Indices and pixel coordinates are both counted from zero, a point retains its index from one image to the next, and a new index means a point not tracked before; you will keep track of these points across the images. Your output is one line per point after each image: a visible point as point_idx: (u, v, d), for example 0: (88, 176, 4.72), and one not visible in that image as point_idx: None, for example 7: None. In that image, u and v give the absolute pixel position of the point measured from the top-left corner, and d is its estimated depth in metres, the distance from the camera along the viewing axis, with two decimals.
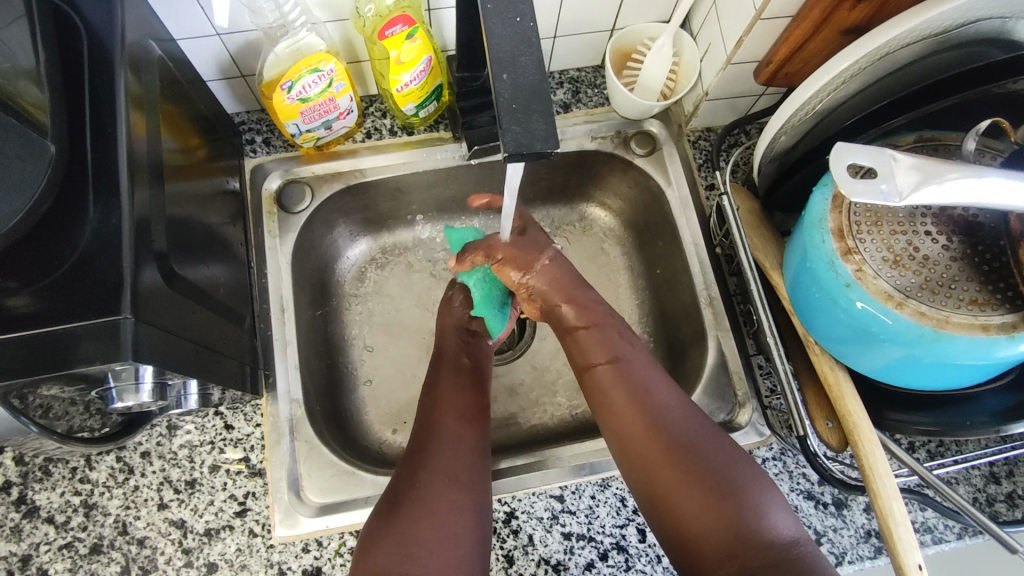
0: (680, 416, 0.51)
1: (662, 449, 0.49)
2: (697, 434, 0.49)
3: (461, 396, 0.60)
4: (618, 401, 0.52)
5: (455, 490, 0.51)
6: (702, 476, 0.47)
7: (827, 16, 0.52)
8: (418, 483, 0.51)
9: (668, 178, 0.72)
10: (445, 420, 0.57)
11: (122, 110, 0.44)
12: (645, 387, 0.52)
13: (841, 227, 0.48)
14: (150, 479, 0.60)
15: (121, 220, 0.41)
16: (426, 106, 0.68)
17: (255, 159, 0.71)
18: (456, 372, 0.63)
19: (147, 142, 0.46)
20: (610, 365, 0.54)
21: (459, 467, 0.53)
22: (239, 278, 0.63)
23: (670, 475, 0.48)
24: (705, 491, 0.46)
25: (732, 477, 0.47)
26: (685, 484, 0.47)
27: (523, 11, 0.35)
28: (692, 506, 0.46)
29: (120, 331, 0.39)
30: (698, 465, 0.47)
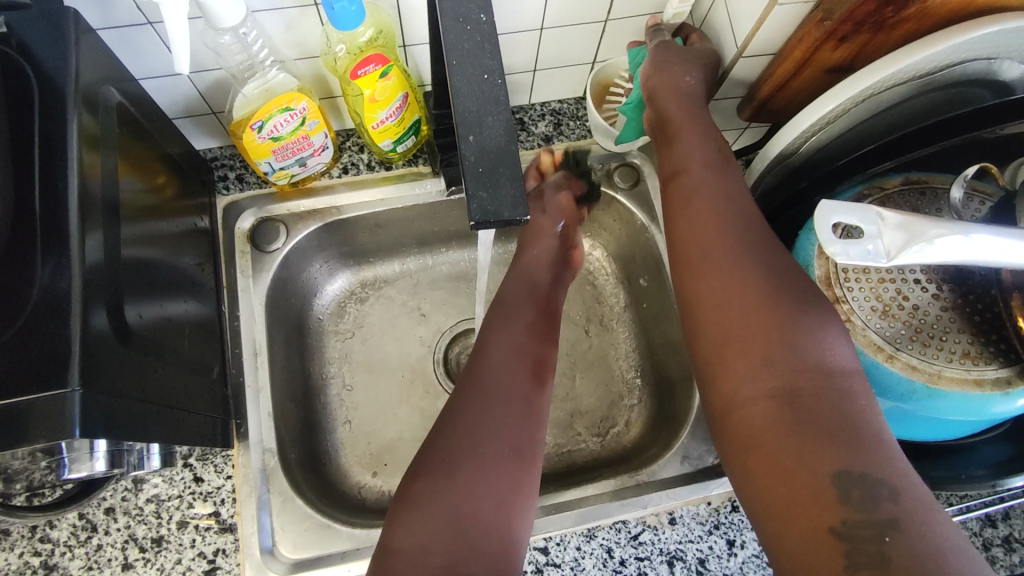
0: (738, 222, 0.48)
1: (717, 258, 0.46)
2: (755, 241, 0.46)
3: (529, 356, 0.56)
4: (694, 211, 0.49)
5: (516, 460, 0.49)
6: (753, 291, 0.44)
7: (810, 56, 0.50)
8: (483, 446, 0.48)
9: (652, 214, 0.71)
10: (508, 376, 0.53)
11: (74, 156, 0.41)
12: (723, 214, 0.48)
13: (828, 274, 0.46)
14: (114, 538, 0.57)
15: (72, 281, 0.39)
16: (404, 141, 0.67)
17: (228, 197, 0.69)
18: (529, 324, 0.59)
19: (102, 185, 0.44)
20: (707, 208, 0.49)
21: (521, 440, 0.50)
22: (210, 322, 0.61)
23: (734, 306, 0.44)
24: (756, 311, 0.43)
25: (799, 298, 0.43)
26: (749, 316, 0.43)
27: (490, 67, 0.34)
28: (740, 327, 0.43)
29: (66, 405, 0.37)
30: (764, 290, 0.43)
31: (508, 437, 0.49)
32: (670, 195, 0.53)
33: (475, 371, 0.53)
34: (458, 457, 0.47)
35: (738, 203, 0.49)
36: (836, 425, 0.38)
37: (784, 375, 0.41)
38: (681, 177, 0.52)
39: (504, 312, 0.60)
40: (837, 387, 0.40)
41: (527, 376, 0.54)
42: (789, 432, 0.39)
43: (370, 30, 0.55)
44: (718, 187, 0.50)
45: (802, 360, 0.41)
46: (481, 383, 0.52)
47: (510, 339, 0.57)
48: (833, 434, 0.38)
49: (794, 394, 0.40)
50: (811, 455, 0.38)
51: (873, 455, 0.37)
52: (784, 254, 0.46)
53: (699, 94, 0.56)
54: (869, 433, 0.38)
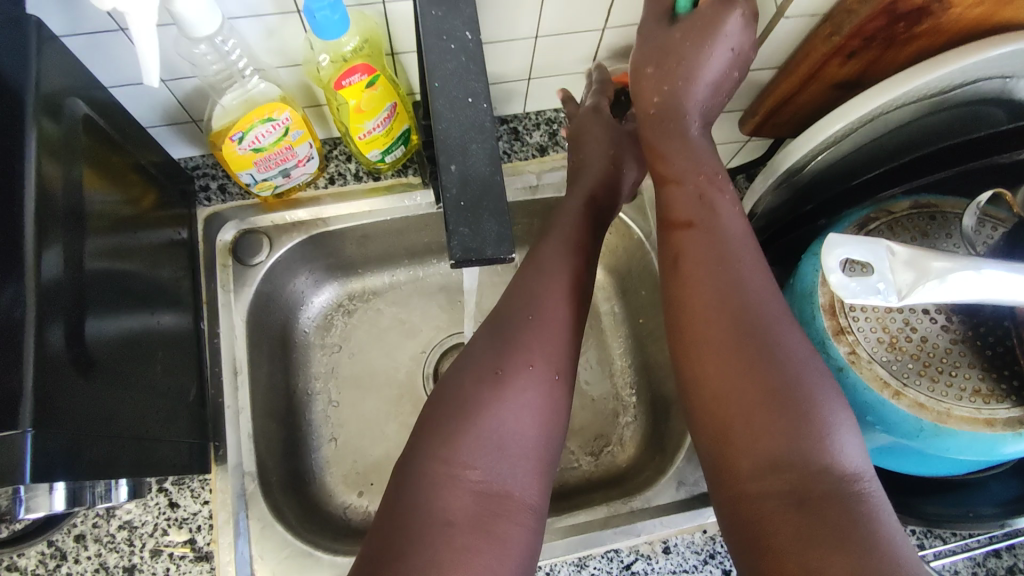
0: (745, 291, 0.43)
1: (722, 336, 0.42)
2: (764, 316, 0.42)
3: (580, 280, 0.50)
4: (697, 276, 0.44)
5: (558, 381, 0.45)
6: (761, 379, 0.40)
7: (816, 72, 0.48)
8: (533, 366, 0.45)
9: (648, 229, 0.69)
10: (554, 299, 0.48)
11: (32, 174, 0.38)
12: (725, 279, 0.43)
13: (833, 302, 0.44)
14: (84, 566, 0.55)
15: (26, 309, 0.36)
16: (393, 151, 0.64)
17: (209, 208, 0.66)
18: (574, 238, 0.52)
19: (62, 202, 0.41)
20: (706, 268, 0.44)
21: (564, 356, 0.46)
22: (187, 339, 0.58)
23: (738, 395, 0.40)
24: (764, 401, 0.39)
25: (807, 385, 0.40)
26: (756, 408, 0.39)
27: (475, 91, 0.31)
28: (746, 418, 0.40)
29: (16, 448, 0.34)
30: (772, 379, 0.40)
31: (551, 351, 0.46)
32: (665, 240, 0.47)
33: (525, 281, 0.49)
34: (504, 385, 0.44)
35: (742, 261, 0.44)
36: (851, 532, 0.35)
37: (794, 476, 0.38)
38: (673, 186, 0.47)
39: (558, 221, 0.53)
40: (848, 489, 0.37)
41: (574, 301, 0.49)
42: (799, 538, 0.36)
43: (355, 39, 0.53)
44: (721, 242, 0.45)
45: (814, 461, 0.37)
46: (526, 307, 0.47)
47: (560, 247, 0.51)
48: (846, 542, 0.35)
49: (804, 499, 0.37)
50: (822, 562, 0.35)
51: (890, 564, 0.34)
52: (795, 331, 0.42)
53: (683, 112, 0.49)
54: (885, 541, 0.35)
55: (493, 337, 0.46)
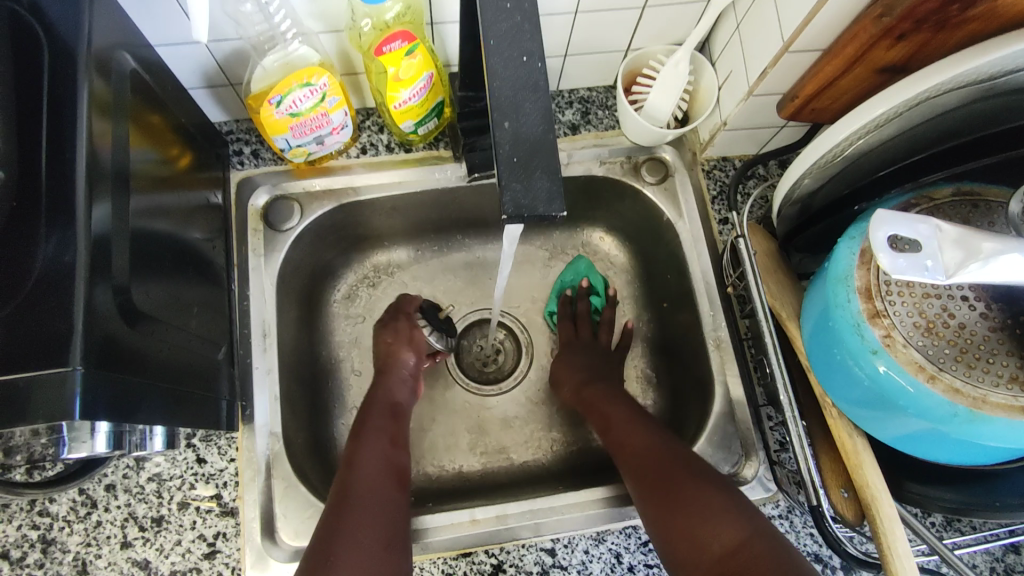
0: (639, 440, 0.56)
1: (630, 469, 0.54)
2: (654, 450, 0.54)
3: (393, 458, 0.58)
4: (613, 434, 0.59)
5: (390, 496, 0.54)
6: (655, 484, 0.51)
7: (862, 54, 0.47)
8: (365, 481, 0.54)
9: (679, 210, 0.69)
10: (378, 481, 0.54)
11: (84, 130, 0.39)
12: (635, 429, 0.58)
13: (869, 286, 0.44)
14: (114, 515, 0.56)
15: (76, 255, 0.37)
16: (426, 123, 0.64)
17: (242, 171, 0.67)
18: (390, 431, 0.60)
19: (108, 162, 0.41)
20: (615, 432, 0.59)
21: (388, 482, 0.55)
22: (218, 302, 0.59)
23: (659, 495, 0.50)
24: (661, 501, 0.50)
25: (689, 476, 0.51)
26: (672, 498, 0.49)
27: (529, 49, 0.31)
28: (667, 527, 0.49)
29: (66, 384, 0.35)
30: (690, 490, 0.49)
31: (377, 478, 0.55)
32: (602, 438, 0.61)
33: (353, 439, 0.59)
34: (359, 524, 0.50)
35: (637, 437, 0.57)
36: None
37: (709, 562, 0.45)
38: (593, 394, 0.64)
39: (378, 404, 0.63)
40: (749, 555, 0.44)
41: (392, 476, 0.56)
42: None
43: (398, 6, 0.53)
44: (631, 412, 0.60)
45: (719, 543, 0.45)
46: (354, 473, 0.54)
47: (379, 424, 0.60)
48: None
49: None
50: None
51: None
52: (683, 455, 0.53)
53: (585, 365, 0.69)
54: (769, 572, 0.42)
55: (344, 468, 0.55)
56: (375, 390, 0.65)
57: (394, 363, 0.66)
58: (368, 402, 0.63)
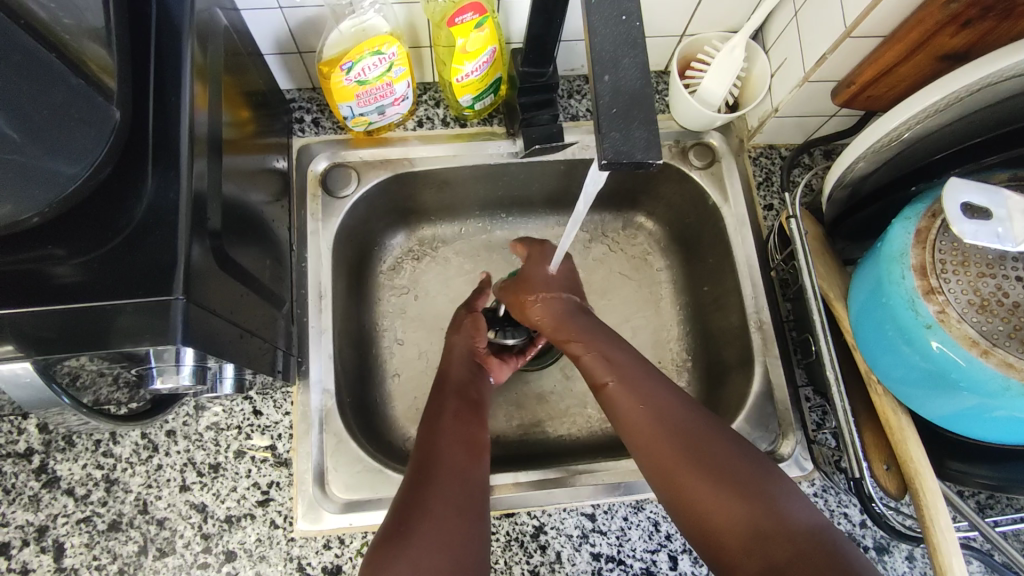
0: (673, 403, 0.52)
1: (655, 433, 0.50)
2: (686, 415, 0.51)
3: (462, 432, 0.56)
4: (627, 408, 0.53)
5: (468, 475, 0.52)
6: (690, 449, 0.48)
7: (926, 39, 0.49)
8: (447, 459, 0.52)
9: (725, 195, 0.70)
10: (455, 459, 0.53)
11: (187, 81, 0.41)
12: (668, 407, 0.52)
13: (924, 264, 0.46)
14: (174, 459, 0.59)
15: (177, 196, 0.39)
16: (483, 99, 0.66)
17: (303, 138, 0.69)
18: (459, 410, 0.59)
19: (208, 117, 0.43)
20: (628, 395, 0.53)
21: (464, 461, 0.53)
22: (281, 261, 0.61)
23: (694, 468, 0.47)
24: (702, 470, 0.47)
25: (721, 447, 0.48)
26: (715, 479, 0.46)
27: (628, 9, 0.33)
28: (708, 499, 0.46)
29: (169, 312, 0.37)
30: (731, 463, 0.47)
31: (454, 459, 0.53)
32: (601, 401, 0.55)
33: (428, 421, 0.58)
34: (437, 507, 0.48)
35: (670, 399, 0.52)
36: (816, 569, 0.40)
37: (751, 533, 0.43)
38: (583, 358, 0.58)
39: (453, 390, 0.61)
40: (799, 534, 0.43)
41: (470, 453, 0.54)
42: None
43: None
44: (672, 390, 0.53)
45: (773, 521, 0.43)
46: (430, 453, 0.53)
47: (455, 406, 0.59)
48: None
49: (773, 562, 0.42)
50: None
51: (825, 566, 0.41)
52: (720, 429, 0.50)
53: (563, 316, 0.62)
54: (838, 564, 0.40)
55: (423, 448, 0.54)
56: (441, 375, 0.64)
57: (451, 357, 0.67)
58: (436, 384, 0.63)
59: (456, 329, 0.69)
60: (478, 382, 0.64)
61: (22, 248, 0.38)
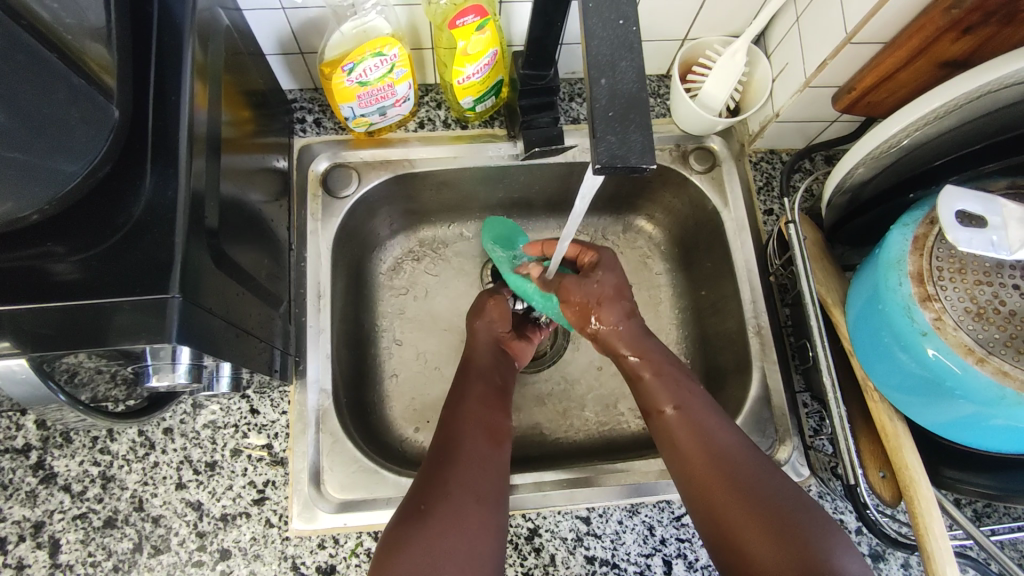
0: (730, 440, 0.51)
1: (707, 468, 0.50)
2: (743, 455, 0.50)
3: (487, 418, 0.56)
4: (683, 438, 0.52)
5: (490, 463, 0.53)
6: (743, 490, 0.48)
7: (927, 46, 0.49)
8: (469, 446, 0.53)
9: (724, 199, 0.70)
10: (477, 443, 0.54)
11: (187, 79, 0.41)
12: (724, 444, 0.51)
13: (921, 271, 0.46)
14: (170, 457, 0.59)
15: (175, 195, 0.39)
16: (484, 101, 0.66)
17: (304, 138, 0.69)
18: (484, 396, 0.59)
19: (207, 116, 0.43)
20: (687, 425, 0.53)
21: (487, 447, 0.54)
22: (280, 261, 0.61)
23: (745, 511, 0.47)
24: (754, 514, 0.46)
25: (775, 493, 0.48)
26: (765, 525, 0.46)
27: (626, 13, 0.33)
28: (756, 543, 0.45)
29: (166, 310, 0.37)
30: (784, 511, 0.46)
31: (475, 443, 0.54)
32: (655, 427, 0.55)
33: (452, 405, 0.58)
34: (457, 493, 0.49)
35: (727, 436, 0.52)
36: None
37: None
38: (645, 381, 0.57)
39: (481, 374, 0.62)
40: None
41: (492, 439, 0.55)
42: None
43: None
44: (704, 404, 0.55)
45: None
46: (452, 437, 0.54)
47: (480, 391, 0.59)
48: None
49: None
50: None
51: None
52: (778, 474, 0.49)
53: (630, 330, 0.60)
54: None
55: (447, 434, 0.54)
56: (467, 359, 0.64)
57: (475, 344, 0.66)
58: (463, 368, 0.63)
59: (477, 311, 0.67)
60: (506, 372, 0.64)
61: (22, 245, 0.38)
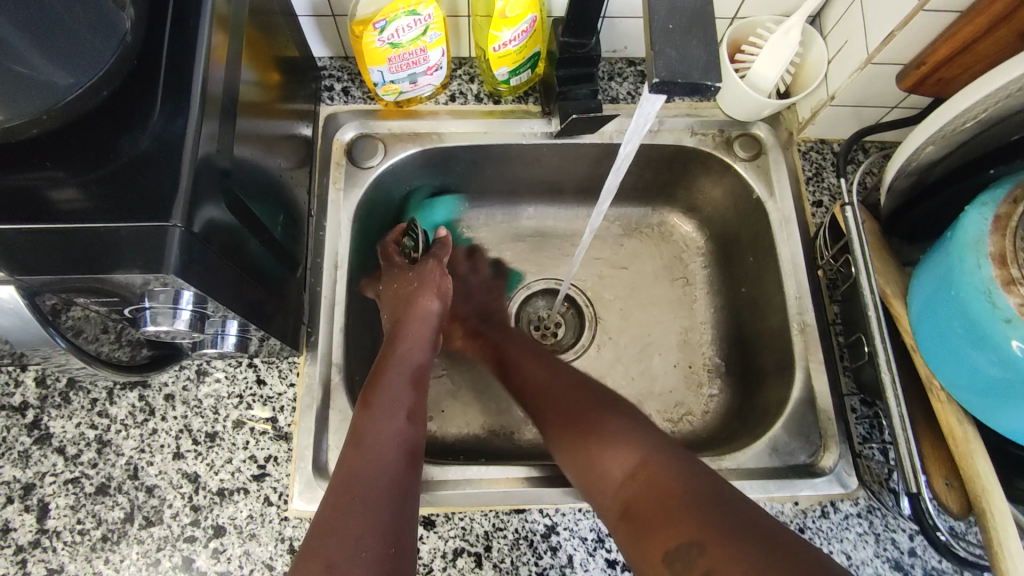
0: (610, 414, 0.52)
1: (584, 435, 0.51)
2: (619, 423, 0.51)
3: (400, 427, 0.50)
4: (558, 402, 0.55)
5: (396, 481, 0.46)
6: (626, 452, 0.48)
7: (1011, 11, 0.45)
8: (376, 459, 0.47)
9: (771, 188, 0.66)
10: (386, 462, 0.47)
11: (204, 33, 0.39)
12: (608, 416, 0.52)
13: (1004, 252, 0.41)
14: (170, 425, 0.56)
15: (186, 125, 0.37)
16: (519, 74, 0.64)
17: (331, 107, 0.67)
18: (400, 401, 0.52)
19: (226, 71, 0.41)
20: (568, 398, 0.55)
21: (395, 463, 0.47)
22: (296, 226, 0.58)
23: (634, 476, 0.47)
24: (639, 475, 0.46)
25: (664, 460, 0.47)
26: (648, 496, 0.45)
27: None
28: (649, 508, 0.44)
29: (166, 240, 0.34)
30: (670, 476, 0.45)
31: (382, 461, 0.47)
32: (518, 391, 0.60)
33: (361, 417, 0.50)
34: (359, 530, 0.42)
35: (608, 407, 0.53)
36: None
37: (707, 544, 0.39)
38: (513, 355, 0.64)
39: (391, 375, 0.54)
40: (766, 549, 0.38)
41: (405, 457, 0.48)
42: None
43: None
44: (629, 420, 0.51)
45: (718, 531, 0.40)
46: (359, 458, 0.46)
47: (394, 393, 0.53)
48: None
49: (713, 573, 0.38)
50: None
51: None
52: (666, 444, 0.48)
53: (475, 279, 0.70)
54: None
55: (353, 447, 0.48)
56: (398, 346, 0.57)
57: (408, 325, 0.59)
58: (389, 361, 0.56)
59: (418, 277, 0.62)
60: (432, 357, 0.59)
61: (23, 166, 0.36)
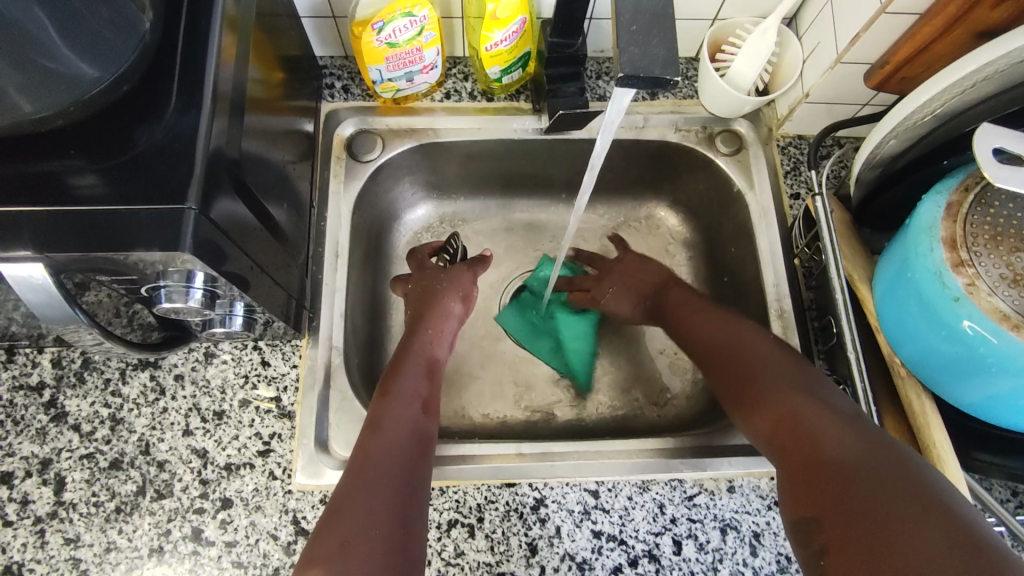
0: (762, 347, 0.55)
1: (747, 361, 0.54)
2: (770, 356, 0.54)
3: (414, 415, 0.53)
4: (707, 331, 0.59)
5: (411, 462, 0.49)
6: (787, 380, 0.51)
7: (965, 12, 0.48)
8: (393, 441, 0.49)
9: (751, 182, 0.69)
10: (402, 445, 0.50)
11: (215, 32, 0.42)
12: (763, 349, 0.55)
13: (954, 237, 0.44)
14: (179, 404, 0.59)
15: (198, 118, 0.40)
16: (511, 73, 0.67)
17: (331, 103, 0.70)
18: (416, 390, 0.55)
19: (234, 70, 0.44)
20: (705, 326, 0.59)
21: (410, 446, 0.50)
22: (300, 217, 0.62)
23: (781, 401, 0.50)
24: (790, 401, 0.49)
25: (813, 389, 0.49)
26: (799, 426, 0.47)
27: None
28: (819, 427, 0.46)
29: (181, 222, 0.38)
30: (812, 408, 0.47)
31: (398, 444, 0.50)
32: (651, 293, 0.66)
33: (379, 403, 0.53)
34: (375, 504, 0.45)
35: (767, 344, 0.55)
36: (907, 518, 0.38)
37: (853, 461, 0.42)
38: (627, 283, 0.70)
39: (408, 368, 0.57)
40: (905, 478, 0.40)
41: (419, 442, 0.51)
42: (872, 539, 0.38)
43: None
44: (817, 402, 0.48)
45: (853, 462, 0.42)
46: (375, 441, 0.49)
47: (410, 382, 0.56)
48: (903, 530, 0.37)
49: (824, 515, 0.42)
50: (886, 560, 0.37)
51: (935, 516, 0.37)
52: (816, 378, 0.51)
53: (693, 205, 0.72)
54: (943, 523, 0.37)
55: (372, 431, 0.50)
56: (418, 340, 0.61)
57: (430, 321, 0.63)
58: (407, 353, 0.59)
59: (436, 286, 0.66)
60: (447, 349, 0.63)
61: (48, 155, 0.39)
